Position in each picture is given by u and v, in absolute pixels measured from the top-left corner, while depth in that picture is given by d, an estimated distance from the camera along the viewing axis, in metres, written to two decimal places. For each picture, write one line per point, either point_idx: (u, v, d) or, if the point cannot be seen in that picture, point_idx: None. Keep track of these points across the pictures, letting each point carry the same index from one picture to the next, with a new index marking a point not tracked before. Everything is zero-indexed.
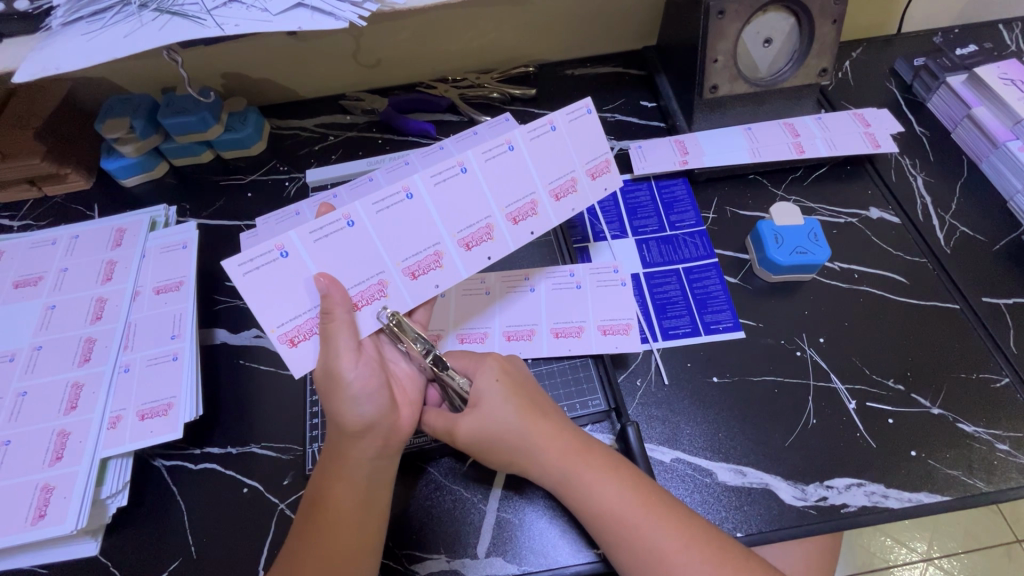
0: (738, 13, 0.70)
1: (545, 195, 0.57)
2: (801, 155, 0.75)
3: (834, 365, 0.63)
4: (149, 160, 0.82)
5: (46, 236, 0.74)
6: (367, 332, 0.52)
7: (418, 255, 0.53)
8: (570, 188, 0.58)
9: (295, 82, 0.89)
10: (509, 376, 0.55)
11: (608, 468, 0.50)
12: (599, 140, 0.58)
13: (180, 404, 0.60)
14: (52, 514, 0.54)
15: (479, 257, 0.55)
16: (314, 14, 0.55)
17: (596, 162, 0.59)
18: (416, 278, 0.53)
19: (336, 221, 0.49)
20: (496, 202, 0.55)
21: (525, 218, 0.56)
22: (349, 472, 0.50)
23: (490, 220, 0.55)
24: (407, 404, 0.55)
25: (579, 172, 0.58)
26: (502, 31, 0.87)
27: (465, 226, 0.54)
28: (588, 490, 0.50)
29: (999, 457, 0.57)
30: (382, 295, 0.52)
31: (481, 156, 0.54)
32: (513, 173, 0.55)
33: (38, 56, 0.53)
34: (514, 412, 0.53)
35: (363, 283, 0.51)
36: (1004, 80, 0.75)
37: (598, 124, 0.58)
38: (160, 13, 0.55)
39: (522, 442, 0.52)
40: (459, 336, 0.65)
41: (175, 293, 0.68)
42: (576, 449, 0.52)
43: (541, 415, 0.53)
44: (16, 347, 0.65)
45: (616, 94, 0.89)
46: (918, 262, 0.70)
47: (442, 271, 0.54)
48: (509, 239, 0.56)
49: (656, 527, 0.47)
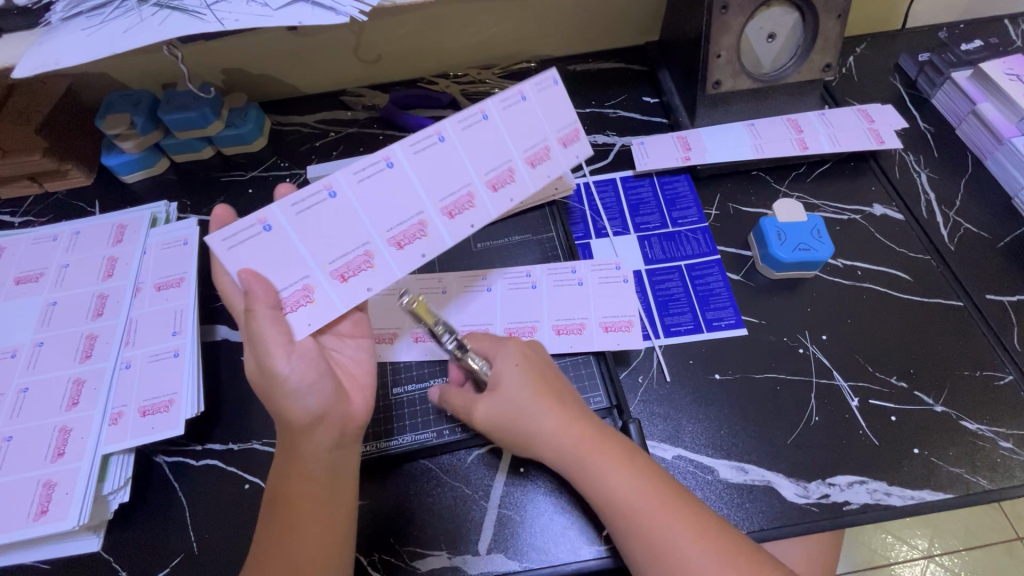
0: (741, 8, 0.69)
1: (521, 161, 0.57)
2: (804, 151, 0.75)
3: (836, 363, 0.63)
4: (149, 157, 0.81)
5: (48, 232, 0.74)
6: (351, 302, 0.52)
7: (402, 224, 0.53)
8: (544, 156, 0.58)
9: (296, 78, 0.89)
10: (529, 363, 0.55)
11: (624, 459, 0.50)
12: (568, 109, 0.59)
13: (182, 400, 0.60)
14: (55, 510, 0.54)
15: (461, 225, 0.55)
16: (314, 8, 0.54)
17: (566, 130, 0.59)
18: (402, 247, 0.53)
19: (318, 192, 0.50)
20: (472, 170, 0.55)
21: (504, 185, 0.56)
22: (309, 467, 0.49)
23: (469, 189, 0.55)
24: (357, 390, 0.55)
25: (551, 140, 0.58)
26: (503, 26, 0.86)
27: (446, 194, 0.55)
28: (601, 477, 0.50)
29: (1002, 455, 0.57)
30: (369, 265, 0.52)
31: (456, 125, 0.54)
32: (488, 140, 0.55)
33: (37, 52, 0.53)
34: (534, 395, 0.53)
35: (347, 254, 0.52)
36: (1010, 75, 0.75)
37: (566, 95, 0.59)
38: (160, 8, 0.54)
39: (538, 427, 0.52)
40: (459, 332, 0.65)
41: (177, 290, 0.68)
42: (595, 439, 0.51)
43: (557, 402, 0.53)
44: (18, 343, 0.65)
45: (617, 90, 0.89)
46: (922, 259, 0.70)
47: (427, 240, 0.54)
48: (490, 206, 0.56)
49: (671, 521, 0.47)
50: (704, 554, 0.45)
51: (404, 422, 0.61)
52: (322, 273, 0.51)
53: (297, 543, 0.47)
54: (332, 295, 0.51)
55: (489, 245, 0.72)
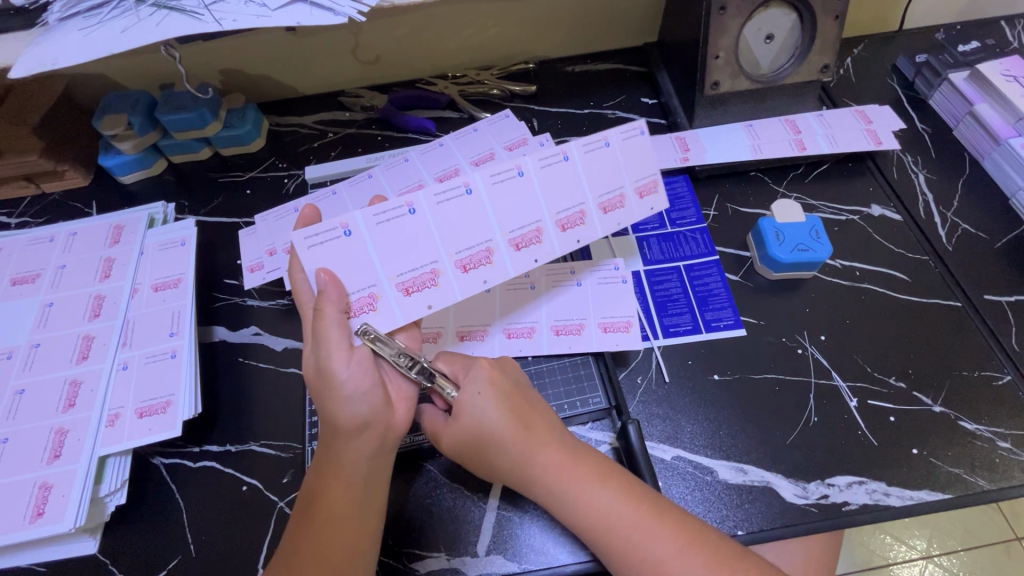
0: (739, 9, 0.70)
1: (593, 207, 0.57)
2: (802, 152, 0.75)
3: (835, 363, 0.63)
4: (147, 157, 0.81)
5: (44, 233, 0.74)
6: (412, 317, 0.53)
7: (471, 249, 0.55)
8: (619, 203, 0.58)
9: (294, 78, 0.88)
10: (496, 389, 0.53)
11: (596, 476, 0.50)
12: (648, 161, 0.58)
13: (179, 401, 0.60)
14: (50, 512, 0.54)
15: (526, 258, 0.56)
16: (313, 8, 0.54)
17: (644, 181, 0.58)
18: (467, 271, 0.55)
19: (398, 208, 0.52)
20: (548, 207, 0.56)
21: (573, 227, 0.57)
22: (345, 471, 0.49)
23: (540, 224, 0.56)
24: (402, 401, 0.53)
25: (627, 189, 0.58)
26: (501, 27, 0.86)
27: (517, 226, 0.55)
28: (574, 497, 0.49)
29: (1001, 455, 0.57)
30: (434, 283, 0.54)
31: (538, 162, 0.55)
32: (566, 180, 0.56)
33: (33, 52, 0.53)
34: (502, 424, 0.52)
35: (416, 270, 0.53)
36: (1007, 76, 0.75)
37: (651, 147, 0.58)
38: (158, 8, 0.54)
39: (509, 448, 0.51)
40: (457, 332, 0.65)
41: (174, 291, 0.68)
42: (568, 458, 0.51)
43: (526, 424, 0.52)
44: (13, 344, 0.64)
45: (616, 90, 0.89)
46: (920, 260, 0.70)
47: (492, 268, 0.55)
48: (556, 245, 0.56)
49: (651, 532, 0.47)
50: (689, 562, 0.45)
51: None
52: (389, 285, 0.53)
53: (322, 544, 0.47)
54: (395, 307, 0.53)
55: None
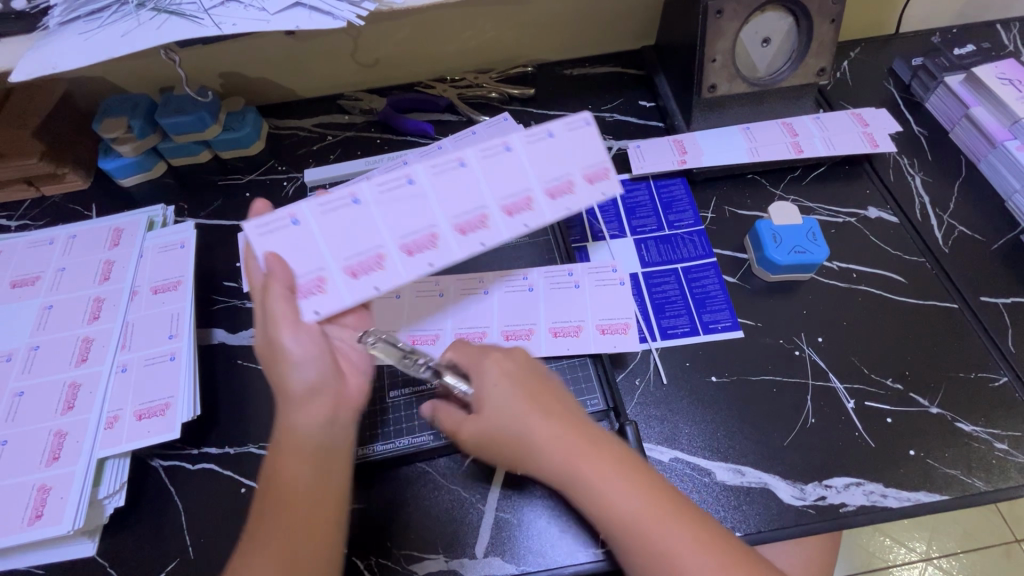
0: (736, 13, 0.70)
1: (540, 193, 0.57)
2: (799, 154, 0.75)
3: (832, 364, 0.63)
4: (147, 160, 0.81)
5: (43, 236, 0.74)
6: (359, 299, 0.52)
7: (415, 234, 0.55)
8: (567, 189, 0.57)
9: (294, 81, 0.89)
10: (516, 376, 0.52)
11: (618, 469, 0.48)
12: (596, 146, 0.58)
13: (178, 404, 0.60)
14: (48, 515, 0.54)
15: (472, 243, 0.55)
16: (312, 13, 0.55)
17: (594, 168, 0.58)
18: (413, 255, 0.54)
19: (342, 198, 0.54)
20: (492, 194, 0.56)
21: (519, 211, 0.56)
22: (301, 447, 0.47)
23: (485, 210, 0.56)
24: (354, 373, 0.53)
25: (576, 175, 0.57)
26: (500, 30, 0.87)
27: (462, 212, 0.56)
28: (594, 492, 0.47)
29: (998, 456, 0.57)
30: (379, 267, 0.53)
31: (479, 153, 0.57)
32: (509, 168, 0.57)
33: (34, 56, 0.53)
34: (520, 410, 0.50)
35: (361, 254, 0.53)
36: (1002, 79, 0.76)
37: (597, 135, 0.58)
38: (158, 12, 0.55)
39: (527, 440, 0.49)
40: (408, 336, 0.65)
41: (173, 293, 0.68)
42: (589, 448, 0.48)
43: (547, 412, 0.50)
44: (13, 347, 0.64)
45: (614, 94, 0.89)
46: (916, 261, 0.70)
47: (437, 251, 0.55)
48: (503, 229, 0.56)
49: (672, 535, 0.45)
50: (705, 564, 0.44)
51: (399, 427, 0.60)
52: (336, 269, 0.52)
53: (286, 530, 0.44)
54: (341, 290, 0.52)
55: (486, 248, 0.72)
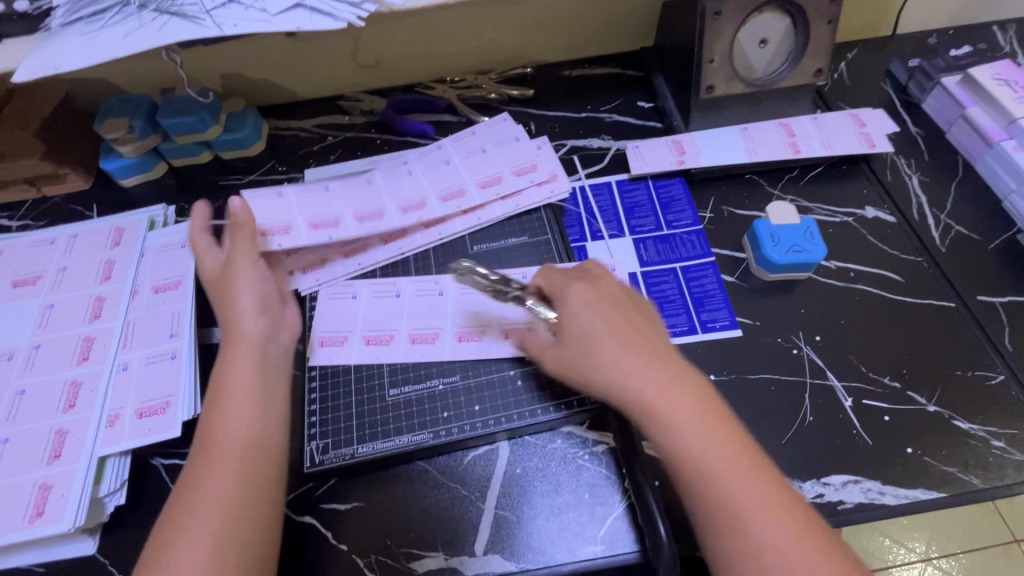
0: (734, 14, 0.71)
1: (472, 186, 0.76)
2: (796, 154, 0.76)
3: (830, 363, 0.64)
4: (148, 161, 0.82)
5: (45, 236, 0.74)
6: (317, 243, 0.70)
7: (367, 209, 0.74)
8: (494, 183, 0.76)
9: (294, 82, 0.89)
10: (616, 317, 0.54)
11: (702, 410, 0.48)
12: (524, 155, 0.79)
13: (178, 402, 0.60)
14: (49, 512, 0.54)
15: (411, 217, 0.73)
16: (312, 14, 0.55)
17: (519, 168, 0.77)
18: (362, 222, 0.72)
19: (317, 186, 0.75)
20: (431, 188, 0.76)
21: (453, 199, 0.75)
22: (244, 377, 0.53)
23: (424, 198, 0.75)
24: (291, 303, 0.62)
25: (505, 174, 0.77)
26: (499, 32, 0.87)
27: (406, 198, 0.75)
28: (672, 422, 0.47)
29: (994, 454, 0.58)
30: (336, 227, 0.71)
31: (424, 163, 0.79)
32: (448, 172, 0.77)
33: (37, 56, 0.54)
34: (612, 339, 0.52)
35: (325, 217, 0.72)
36: (998, 80, 0.76)
37: (518, 142, 0.80)
38: (160, 13, 0.55)
39: (613, 365, 0.51)
40: (410, 335, 0.66)
41: (173, 293, 0.68)
42: (677, 383, 0.49)
43: (641, 345, 0.52)
44: (14, 346, 0.65)
45: (613, 95, 0.90)
46: (914, 260, 0.71)
47: (381, 220, 0.73)
48: (437, 209, 0.74)
49: (742, 478, 0.44)
50: (772, 527, 0.42)
51: (399, 425, 0.60)
52: (302, 224, 0.71)
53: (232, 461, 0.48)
54: (304, 237, 0.70)
55: (485, 247, 0.72)
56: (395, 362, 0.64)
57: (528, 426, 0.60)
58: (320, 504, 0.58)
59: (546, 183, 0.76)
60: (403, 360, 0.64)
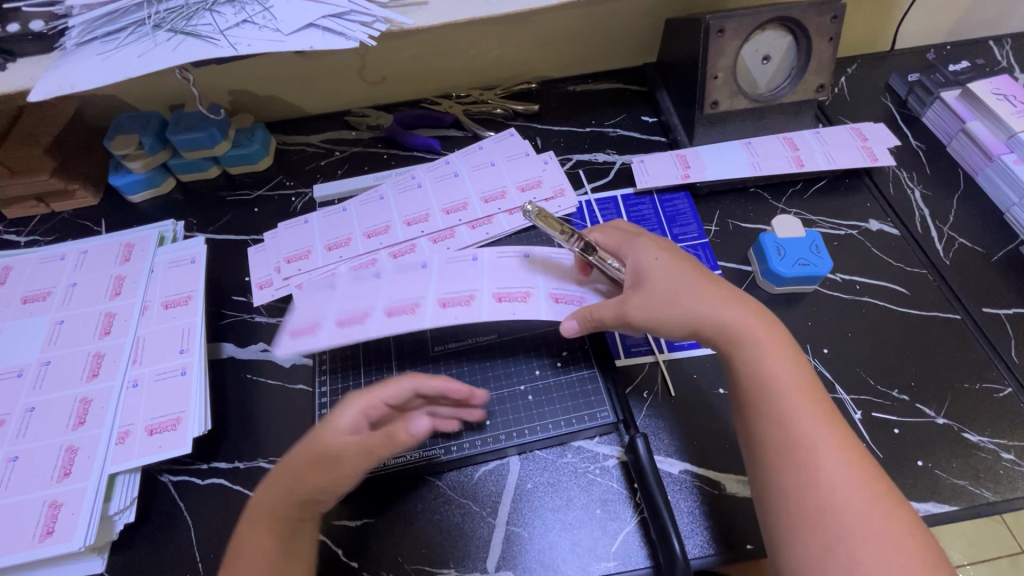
0: (737, 31, 0.72)
1: (476, 200, 0.77)
2: (801, 168, 0.77)
3: (838, 375, 0.64)
4: (157, 176, 0.82)
5: (54, 252, 0.74)
6: (326, 263, 0.72)
7: (375, 224, 0.75)
8: (498, 196, 0.77)
9: (301, 98, 0.90)
10: (681, 267, 0.56)
11: (779, 346, 0.50)
12: (530, 168, 0.79)
13: (189, 418, 0.60)
14: (60, 531, 0.54)
15: (415, 231, 0.74)
16: (325, 34, 0.56)
17: (524, 181, 0.78)
18: (370, 238, 0.74)
19: (335, 208, 0.78)
20: (436, 202, 0.77)
21: (455, 211, 0.76)
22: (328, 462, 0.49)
23: (429, 212, 0.76)
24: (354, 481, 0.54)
25: (510, 188, 0.77)
26: (505, 49, 0.88)
27: (411, 212, 0.76)
28: (753, 351, 0.50)
29: (1005, 467, 0.58)
30: (346, 245, 0.74)
31: (433, 177, 0.80)
32: (454, 186, 0.78)
33: (53, 76, 0.54)
34: (684, 280, 0.55)
35: (337, 237, 0.75)
36: (997, 95, 0.77)
37: (533, 162, 0.80)
38: (174, 33, 0.56)
39: (687, 302, 0.53)
40: (550, 294, 0.64)
41: (184, 308, 0.68)
42: (755, 320, 0.52)
43: (713, 287, 0.54)
44: (24, 363, 0.65)
45: (617, 110, 0.91)
46: (919, 273, 0.71)
47: (387, 236, 0.74)
48: (441, 223, 0.75)
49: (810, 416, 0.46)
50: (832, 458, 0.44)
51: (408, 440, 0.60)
52: (319, 247, 0.74)
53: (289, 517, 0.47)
54: (319, 259, 0.73)
55: None
56: (537, 317, 0.62)
57: (537, 441, 0.60)
58: (331, 521, 0.58)
59: (553, 199, 0.77)
60: (545, 315, 0.62)
